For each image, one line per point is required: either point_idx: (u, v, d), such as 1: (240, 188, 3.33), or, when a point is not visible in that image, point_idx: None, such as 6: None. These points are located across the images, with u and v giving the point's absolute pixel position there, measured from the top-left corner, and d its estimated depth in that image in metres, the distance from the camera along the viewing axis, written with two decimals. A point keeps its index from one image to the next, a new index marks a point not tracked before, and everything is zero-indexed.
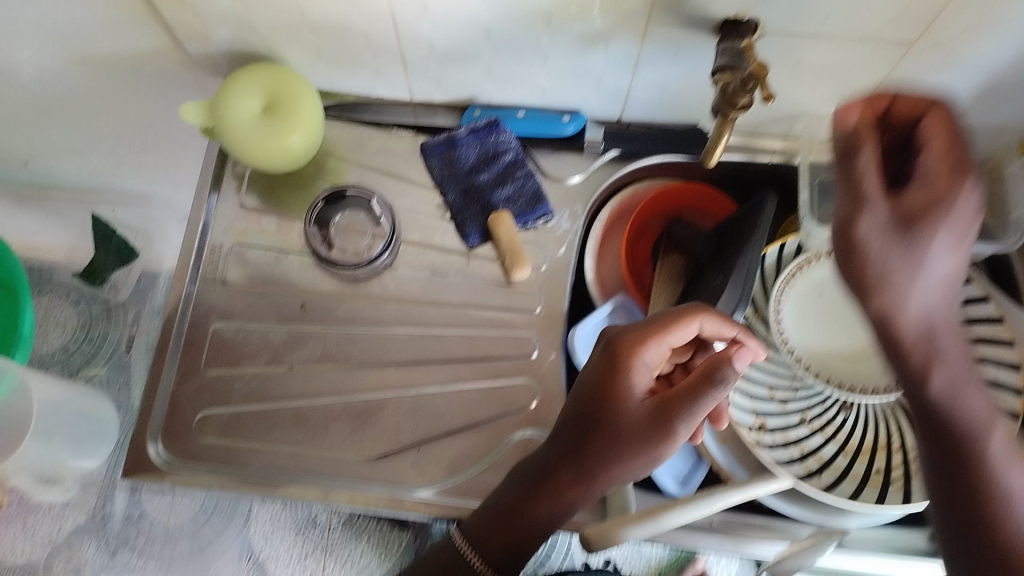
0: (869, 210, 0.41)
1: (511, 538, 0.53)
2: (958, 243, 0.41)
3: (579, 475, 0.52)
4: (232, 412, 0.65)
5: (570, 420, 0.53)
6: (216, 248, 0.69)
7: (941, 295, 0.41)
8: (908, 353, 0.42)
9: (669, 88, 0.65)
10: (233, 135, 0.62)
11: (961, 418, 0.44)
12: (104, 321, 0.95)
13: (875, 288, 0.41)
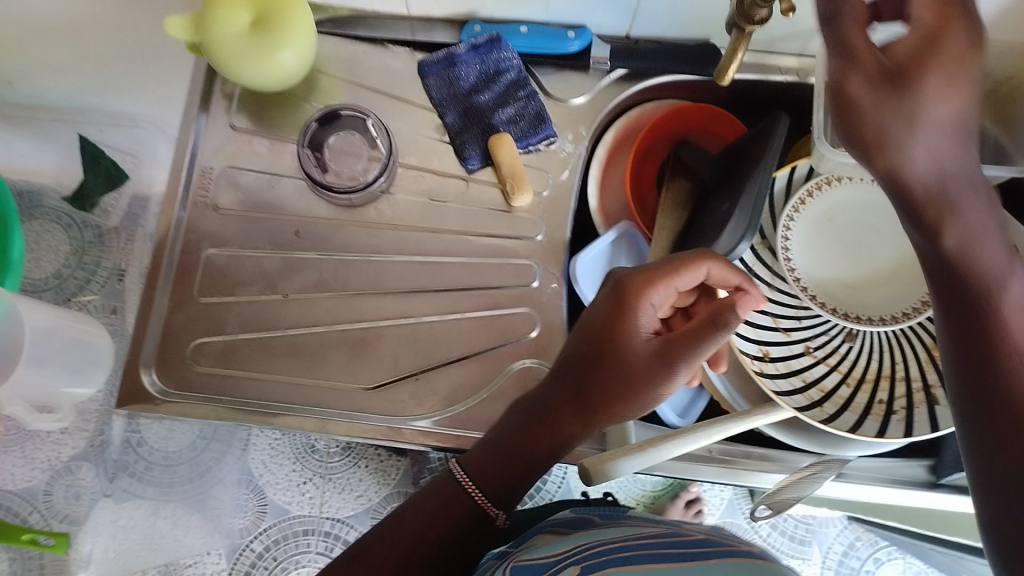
0: (856, 66, 0.41)
1: (512, 471, 0.53)
2: (953, 81, 0.40)
3: (584, 410, 0.53)
4: (227, 341, 0.63)
5: (575, 358, 0.53)
6: (206, 171, 0.66)
7: (948, 140, 0.40)
8: (918, 205, 0.41)
9: (681, 3, 0.61)
10: (223, 52, 0.59)
11: (976, 275, 0.41)
12: (96, 247, 0.89)
13: (880, 139, 0.41)
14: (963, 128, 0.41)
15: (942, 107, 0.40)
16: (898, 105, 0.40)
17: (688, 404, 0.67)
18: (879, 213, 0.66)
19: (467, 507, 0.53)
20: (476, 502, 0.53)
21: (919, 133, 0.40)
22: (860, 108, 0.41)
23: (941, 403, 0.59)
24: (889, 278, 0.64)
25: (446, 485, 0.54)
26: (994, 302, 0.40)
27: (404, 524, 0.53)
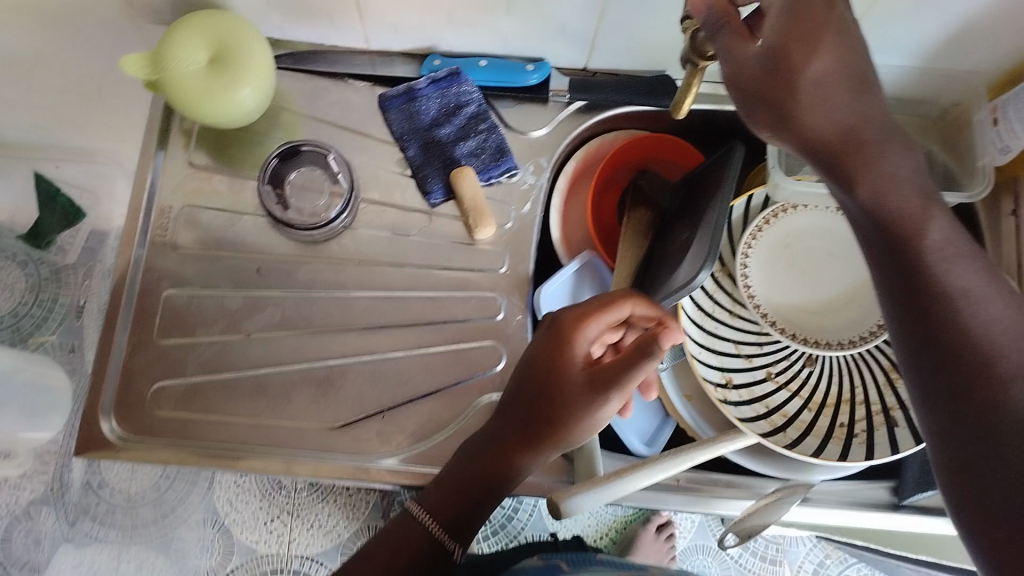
0: (742, 48, 0.41)
1: (461, 501, 0.52)
2: (821, 36, 0.40)
3: (525, 438, 0.52)
4: (188, 382, 0.62)
5: (516, 390, 0.54)
6: (165, 210, 0.66)
7: (839, 91, 0.41)
8: (833, 164, 0.42)
9: (636, 35, 0.62)
10: (179, 88, 0.59)
11: (896, 224, 0.41)
12: (54, 283, 0.90)
13: (784, 114, 0.41)
14: (852, 72, 0.41)
15: (823, 61, 0.40)
16: (785, 77, 0.40)
17: (656, 433, 0.67)
18: (834, 240, 0.67)
19: (424, 543, 0.51)
20: (431, 536, 0.51)
21: (805, 98, 0.40)
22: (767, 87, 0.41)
23: (900, 425, 0.61)
24: (846, 304, 0.65)
25: (402, 524, 0.53)
26: (918, 253, 0.41)
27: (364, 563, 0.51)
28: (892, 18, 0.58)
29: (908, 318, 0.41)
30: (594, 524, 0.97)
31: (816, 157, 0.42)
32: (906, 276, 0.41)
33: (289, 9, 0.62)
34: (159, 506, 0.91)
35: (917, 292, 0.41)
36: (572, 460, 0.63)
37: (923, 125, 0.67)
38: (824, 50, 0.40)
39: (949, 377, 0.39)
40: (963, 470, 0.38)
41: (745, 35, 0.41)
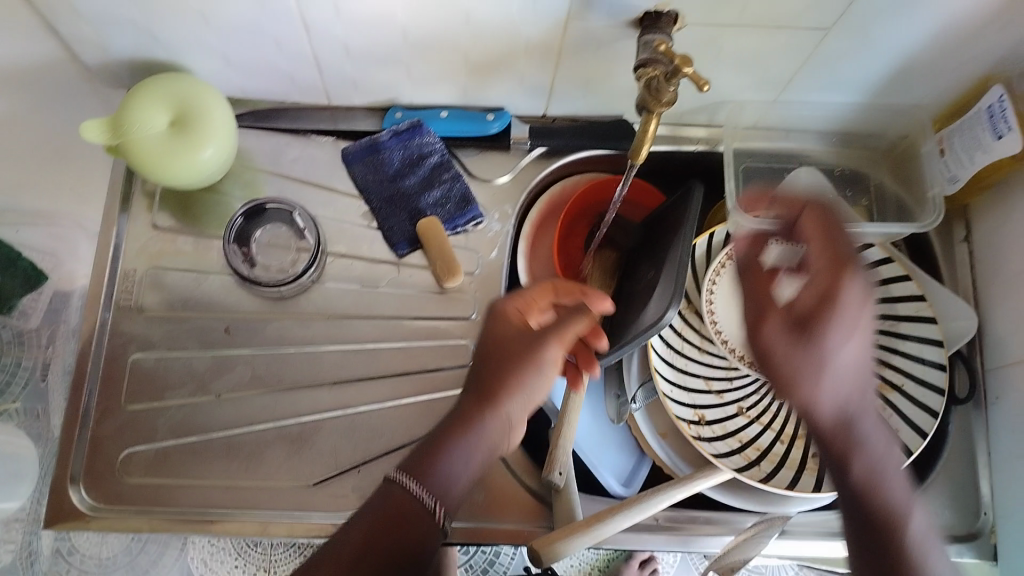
0: (770, 317, 0.47)
1: (441, 467, 0.50)
2: (853, 327, 0.46)
3: (487, 399, 0.51)
4: (159, 448, 0.61)
5: (473, 366, 0.54)
6: (129, 274, 0.65)
7: (856, 378, 0.46)
8: (830, 439, 0.46)
9: (594, 82, 0.63)
10: (140, 153, 0.59)
11: (881, 510, 0.45)
12: (16, 346, 0.75)
13: (787, 381, 0.46)
14: (867, 367, 0.47)
15: (846, 351, 0.46)
16: (791, 357, 0.46)
17: (632, 472, 0.67)
18: None
19: (419, 515, 0.48)
20: (423, 508, 0.48)
21: (820, 386, 0.45)
22: (774, 356, 0.47)
23: None
24: None
25: (384, 498, 0.48)
26: (905, 542, 0.44)
27: (354, 556, 0.46)
28: (840, 59, 0.60)
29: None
30: (575, 563, 0.97)
31: (817, 430, 0.47)
32: (882, 556, 0.44)
33: (249, 69, 0.63)
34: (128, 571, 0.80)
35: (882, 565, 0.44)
36: (550, 505, 0.63)
37: (874, 157, 0.69)
38: (850, 339, 0.46)
39: None
40: None
41: (778, 318, 0.47)
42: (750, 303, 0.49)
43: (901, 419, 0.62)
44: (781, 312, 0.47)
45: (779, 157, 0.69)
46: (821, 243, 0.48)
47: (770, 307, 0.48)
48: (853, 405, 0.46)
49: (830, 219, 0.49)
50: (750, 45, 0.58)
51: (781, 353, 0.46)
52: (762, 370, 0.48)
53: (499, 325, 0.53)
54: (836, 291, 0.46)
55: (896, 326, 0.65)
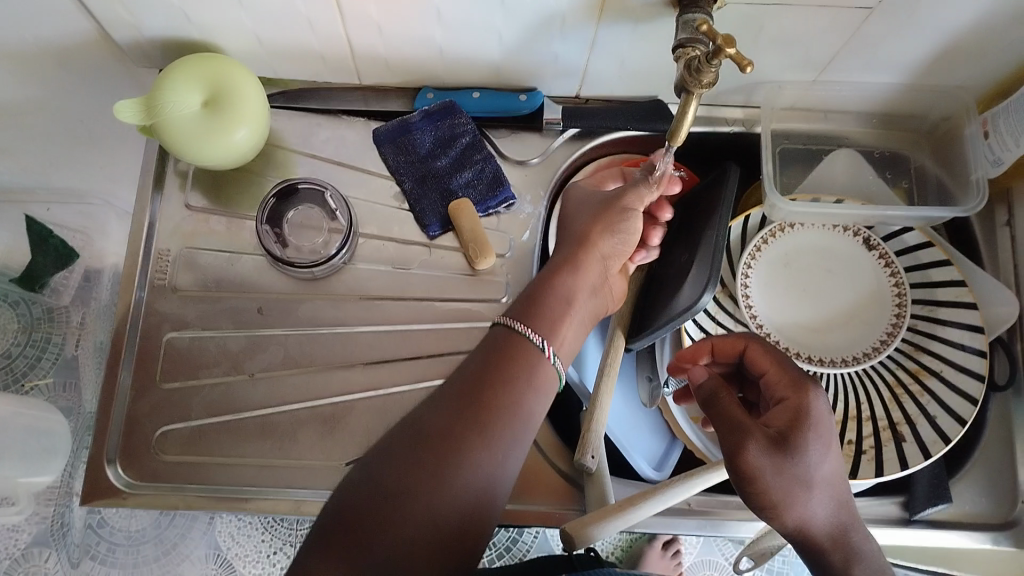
0: (752, 443, 0.48)
1: (548, 308, 0.55)
2: (829, 438, 0.49)
3: (584, 249, 0.59)
4: (193, 425, 0.61)
5: (567, 233, 0.62)
6: (163, 254, 0.65)
7: (836, 491, 0.49)
8: (829, 550, 0.49)
9: (629, 63, 0.62)
10: (175, 135, 0.59)
11: None
12: (47, 323, 0.79)
13: (782, 504, 0.48)
14: (841, 474, 0.50)
15: (829, 465, 0.49)
16: (789, 480, 0.47)
17: (664, 456, 0.67)
18: (837, 259, 0.67)
19: (530, 351, 0.52)
20: (534, 345, 0.52)
21: (812, 502, 0.48)
22: (764, 478, 0.47)
23: (907, 440, 0.61)
24: (847, 321, 0.65)
25: (488, 348, 0.52)
26: None
27: (466, 398, 0.49)
28: (880, 39, 0.58)
29: None
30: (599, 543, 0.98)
31: (812, 544, 0.49)
32: None
33: (281, 48, 0.62)
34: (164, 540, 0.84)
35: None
36: (582, 487, 0.63)
37: (915, 140, 0.69)
38: (832, 451, 0.49)
39: None
40: None
41: (761, 435, 0.48)
42: (728, 435, 0.49)
43: (938, 406, 0.61)
44: (761, 432, 0.48)
45: (820, 137, 0.69)
46: (775, 363, 0.53)
47: (747, 430, 0.48)
48: (841, 515, 0.49)
49: (769, 345, 0.55)
50: (790, 25, 0.57)
51: (778, 479, 0.47)
52: (741, 490, 0.48)
53: (592, 197, 0.63)
54: (809, 407, 0.50)
55: (935, 312, 0.64)
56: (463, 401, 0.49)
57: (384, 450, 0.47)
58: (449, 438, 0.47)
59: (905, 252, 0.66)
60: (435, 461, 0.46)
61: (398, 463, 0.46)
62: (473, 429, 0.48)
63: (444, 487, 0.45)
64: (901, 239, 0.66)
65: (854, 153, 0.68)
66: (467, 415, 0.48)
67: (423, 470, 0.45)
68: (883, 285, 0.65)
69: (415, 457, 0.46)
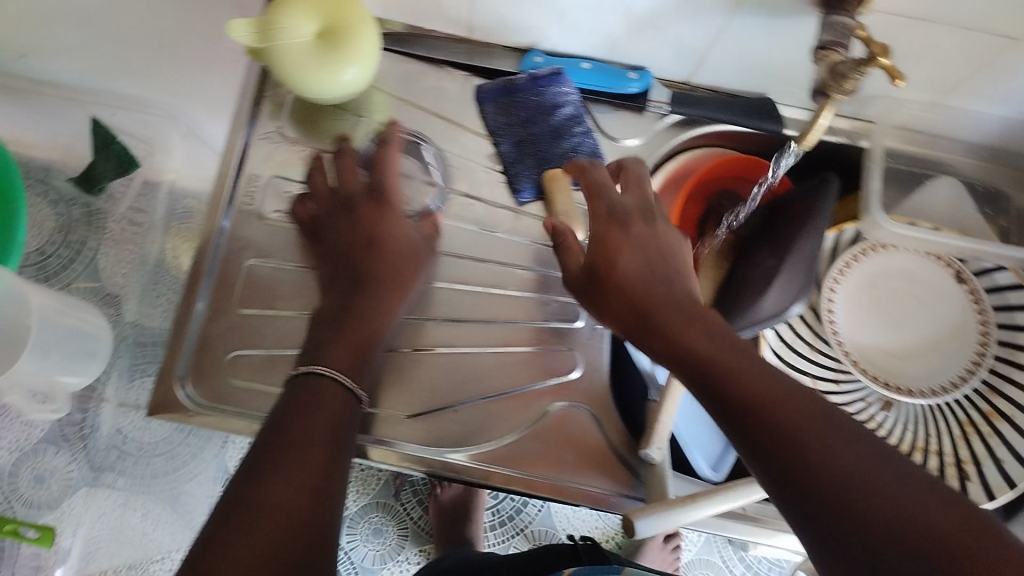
0: (572, 271, 0.54)
1: (361, 360, 0.51)
2: (625, 244, 0.52)
3: (389, 288, 0.56)
4: (265, 354, 0.61)
5: (373, 272, 0.56)
6: (253, 178, 0.64)
7: (646, 286, 0.50)
8: (649, 340, 0.49)
9: (751, 56, 0.61)
10: (284, 61, 0.58)
11: (710, 376, 0.45)
12: (84, 226, 0.92)
13: (597, 305, 0.52)
14: (658, 270, 0.51)
15: (629, 262, 0.51)
16: (590, 288, 0.53)
17: (721, 456, 0.67)
18: (923, 287, 0.67)
19: (326, 405, 0.47)
20: (341, 383, 0.49)
21: (614, 294, 0.51)
22: (589, 296, 0.53)
23: (972, 479, 0.60)
24: (925, 351, 0.65)
25: (303, 393, 0.48)
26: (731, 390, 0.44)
27: (316, 399, 0.47)
28: (1015, 71, 0.57)
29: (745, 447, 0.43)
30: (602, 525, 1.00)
31: (643, 343, 0.50)
32: (729, 416, 0.44)
33: None
34: (173, 458, 0.98)
35: (790, 460, 0.40)
36: (640, 475, 0.62)
37: (1018, 178, 0.68)
38: (632, 253, 0.52)
39: (795, 479, 0.40)
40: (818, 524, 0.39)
41: (576, 252, 0.55)
42: (622, 284, 0.51)
43: (1008, 450, 0.60)
44: (576, 259, 0.54)
45: (927, 160, 0.68)
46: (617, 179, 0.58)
47: (567, 262, 0.55)
48: (651, 303, 0.49)
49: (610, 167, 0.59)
50: (930, 44, 0.55)
51: (585, 288, 0.53)
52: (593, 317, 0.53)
53: (372, 227, 0.57)
54: (606, 218, 0.54)
55: (1016, 356, 0.63)
56: (303, 403, 0.47)
57: (251, 474, 0.43)
58: (319, 439, 0.45)
59: (994, 290, 0.66)
60: (315, 466, 0.44)
61: (282, 484, 0.42)
62: (319, 408, 0.47)
63: (285, 430, 0.45)
64: (993, 278, 0.66)
65: (959, 182, 0.67)
66: (318, 419, 0.46)
67: (279, 454, 0.44)
68: (968, 319, 0.65)
69: (297, 463, 0.43)
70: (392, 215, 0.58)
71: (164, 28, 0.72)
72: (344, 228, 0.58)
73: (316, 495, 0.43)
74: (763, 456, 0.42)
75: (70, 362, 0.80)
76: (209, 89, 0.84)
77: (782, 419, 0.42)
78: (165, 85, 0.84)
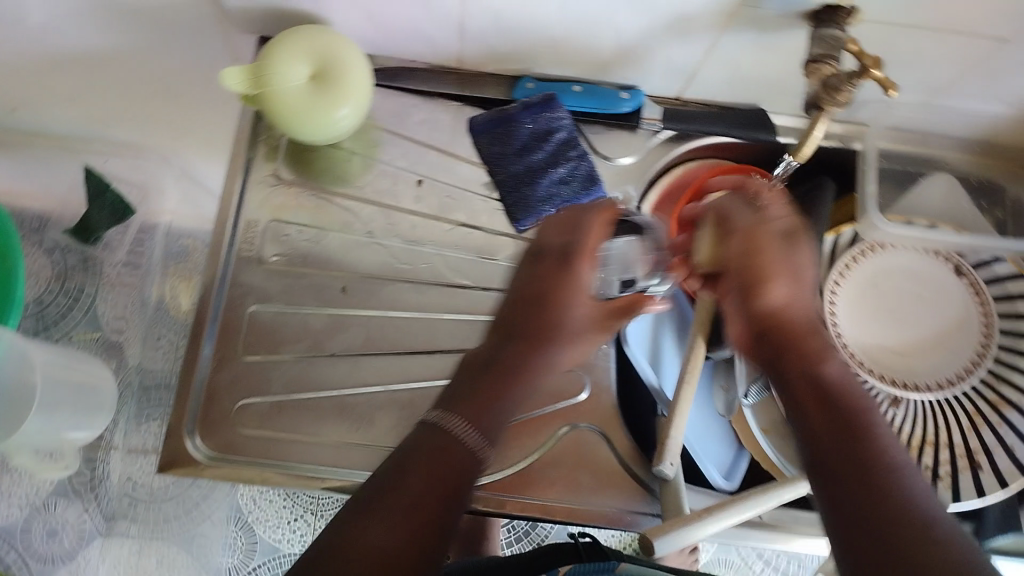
0: (731, 217, 0.56)
1: (493, 417, 0.49)
2: (795, 247, 0.55)
3: (544, 345, 0.54)
4: (273, 401, 0.60)
5: (530, 316, 0.54)
6: (252, 224, 0.64)
7: (808, 296, 0.54)
8: (784, 318, 0.53)
9: (742, 68, 0.61)
10: (276, 104, 0.58)
11: (842, 392, 0.49)
12: (81, 272, 0.89)
13: (744, 273, 0.54)
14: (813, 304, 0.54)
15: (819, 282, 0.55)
16: (739, 252, 0.55)
17: (732, 465, 0.66)
18: (923, 284, 0.67)
19: (465, 455, 0.46)
20: (472, 449, 0.46)
21: (790, 281, 0.53)
22: (734, 256, 0.55)
23: (985, 470, 0.61)
24: (930, 347, 0.65)
25: (422, 436, 0.46)
26: (863, 415, 0.48)
27: (439, 454, 0.45)
28: (1007, 70, 0.57)
29: (840, 444, 0.46)
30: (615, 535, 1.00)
31: (773, 319, 0.53)
32: (843, 420, 0.47)
33: (389, 27, 0.61)
34: (184, 502, 0.94)
35: (866, 480, 0.44)
36: (654, 490, 0.62)
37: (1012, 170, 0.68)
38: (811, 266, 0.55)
39: (873, 492, 0.43)
40: (872, 530, 0.42)
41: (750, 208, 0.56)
42: (739, 258, 0.54)
43: (1017, 437, 0.61)
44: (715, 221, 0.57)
45: (920, 158, 0.68)
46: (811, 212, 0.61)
47: (720, 216, 0.57)
48: (798, 296, 0.53)
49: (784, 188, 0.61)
50: (921, 48, 0.55)
51: (726, 244, 0.56)
52: (733, 271, 0.55)
53: (544, 281, 0.55)
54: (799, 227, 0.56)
55: (1019, 343, 0.63)
56: (428, 454, 0.45)
57: (355, 512, 0.42)
58: (438, 491, 0.43)
59: (994, 281, 0.66)
60: (424, 511, 0.43)
61: (384, 525, 0.42)
62: (448, 458, 0.45)
63: (404, 475, 0.44)
64: (992, 269, 0.66)
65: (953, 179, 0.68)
66: (444, 473, 0.44)
67: (395, 500, 0.43)
68: (969, 314, 0.65)
69: (406, 509, 0.42)
70: (580, 265, 0.56)
71: (154, 76, 0.72)
72: (523, 278, 0.56)
73: (417, 550, 0.41)
74: (855, 457, 0.45)
75: (78, 417, 0.79)
76: (203, 133, 0.84)
77: (895, 453, 0.46)
78: (163, 137, 0.83)
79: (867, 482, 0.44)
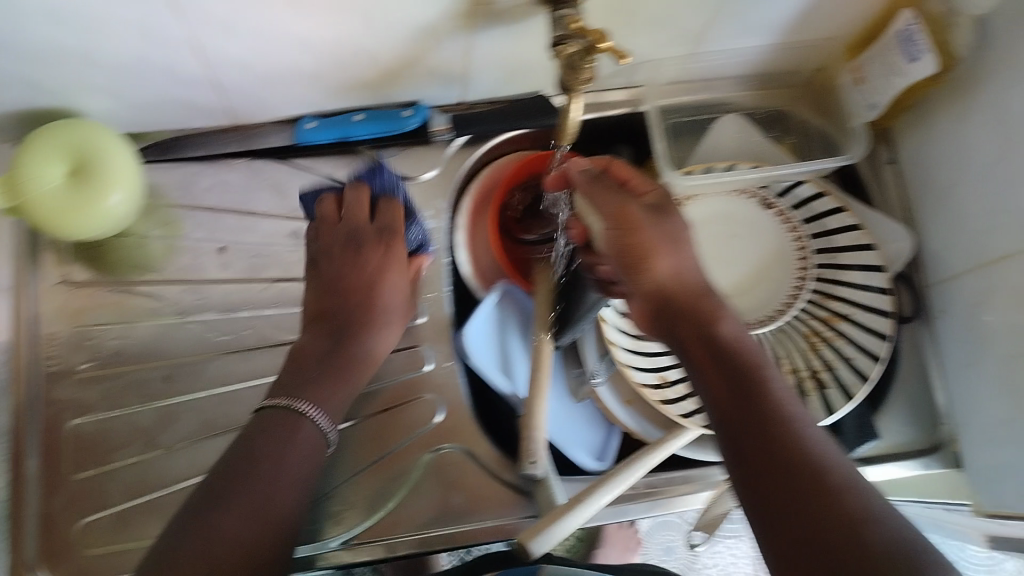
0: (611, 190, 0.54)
1: (320, 392, 0.55)
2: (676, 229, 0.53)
3: (357, 323, 0.60)
4: (115, 512, 0.57)
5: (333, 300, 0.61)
6: (52, 336, 0.61)
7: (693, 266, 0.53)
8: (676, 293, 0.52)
9: (507, 62, 0.61)
10: (39, 214, 0.55)
11: (746, 359, 0.48)
12: None
13: (626, 245, 0.52)
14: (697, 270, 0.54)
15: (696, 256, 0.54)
16: (621, 231, 0.52)
17: (603, 445, 0.66)
18: (742, 224, 0.69)
19: (307, 428, 0.53)
20: (316, 425, 0.53)
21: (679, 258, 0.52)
22: (613, 234, 0.52)
23: (830, 385, 0.62)
24: (756, 282, 0.67)
25: (279, 422, 0.52)
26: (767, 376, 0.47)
27: (286, 433, 0.52)
28: (748, 9, 0.59)
29: (746, 412, 0.45)
30: None
31: (673, 294, 0.52)
32: (748, 385, 0.46)
33: (142, 103, 0.59)
34: None
35: (777, 450, 0.42)
36: (529, 493, 0.61)
37: (793, 94, 0.71)
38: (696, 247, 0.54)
39: (787, 460, 0.42)
40: (789, 507, 0.40)
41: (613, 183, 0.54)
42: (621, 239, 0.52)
43: (854, 347, 0.63)
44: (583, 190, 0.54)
45: (706, 104, 0.70)
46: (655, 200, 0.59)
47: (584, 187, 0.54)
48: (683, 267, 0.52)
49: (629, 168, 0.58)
50: (661, 6, 0.57)
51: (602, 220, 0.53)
52: (615, 246, 0.52)
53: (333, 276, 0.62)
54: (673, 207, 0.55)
55: (837, 258, 0.66)
56: (245, 464, 0.49)
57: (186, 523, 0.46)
58: (286, 481, 0.50)
59: (800, 205, 0.69)
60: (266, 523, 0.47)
61: (221, 522, 0.46)
62: (290, 444, 0.52)
63: (257, 477, 0.49)
64: (796, 194, 0.69)
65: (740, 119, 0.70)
66: (291, 458, 0.51)
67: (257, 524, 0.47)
68: (786, 244, 0.68)
69: (249, 505, 0.48)
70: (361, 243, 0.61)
71: None
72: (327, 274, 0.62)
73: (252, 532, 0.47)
74: (763, 425, 0.44)
75: None
76: None
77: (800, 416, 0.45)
78: None
79: (779, 451, 0.42)
